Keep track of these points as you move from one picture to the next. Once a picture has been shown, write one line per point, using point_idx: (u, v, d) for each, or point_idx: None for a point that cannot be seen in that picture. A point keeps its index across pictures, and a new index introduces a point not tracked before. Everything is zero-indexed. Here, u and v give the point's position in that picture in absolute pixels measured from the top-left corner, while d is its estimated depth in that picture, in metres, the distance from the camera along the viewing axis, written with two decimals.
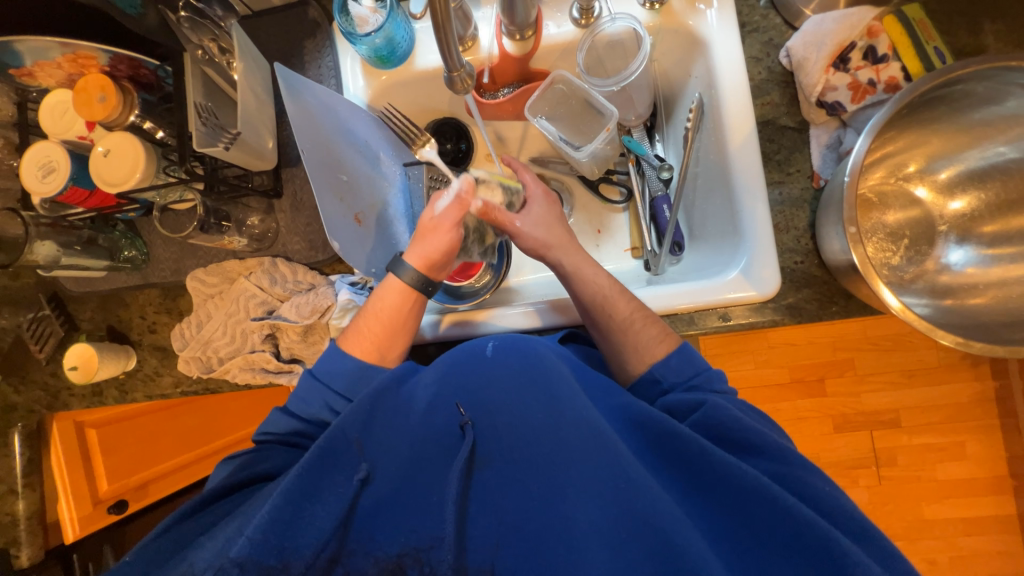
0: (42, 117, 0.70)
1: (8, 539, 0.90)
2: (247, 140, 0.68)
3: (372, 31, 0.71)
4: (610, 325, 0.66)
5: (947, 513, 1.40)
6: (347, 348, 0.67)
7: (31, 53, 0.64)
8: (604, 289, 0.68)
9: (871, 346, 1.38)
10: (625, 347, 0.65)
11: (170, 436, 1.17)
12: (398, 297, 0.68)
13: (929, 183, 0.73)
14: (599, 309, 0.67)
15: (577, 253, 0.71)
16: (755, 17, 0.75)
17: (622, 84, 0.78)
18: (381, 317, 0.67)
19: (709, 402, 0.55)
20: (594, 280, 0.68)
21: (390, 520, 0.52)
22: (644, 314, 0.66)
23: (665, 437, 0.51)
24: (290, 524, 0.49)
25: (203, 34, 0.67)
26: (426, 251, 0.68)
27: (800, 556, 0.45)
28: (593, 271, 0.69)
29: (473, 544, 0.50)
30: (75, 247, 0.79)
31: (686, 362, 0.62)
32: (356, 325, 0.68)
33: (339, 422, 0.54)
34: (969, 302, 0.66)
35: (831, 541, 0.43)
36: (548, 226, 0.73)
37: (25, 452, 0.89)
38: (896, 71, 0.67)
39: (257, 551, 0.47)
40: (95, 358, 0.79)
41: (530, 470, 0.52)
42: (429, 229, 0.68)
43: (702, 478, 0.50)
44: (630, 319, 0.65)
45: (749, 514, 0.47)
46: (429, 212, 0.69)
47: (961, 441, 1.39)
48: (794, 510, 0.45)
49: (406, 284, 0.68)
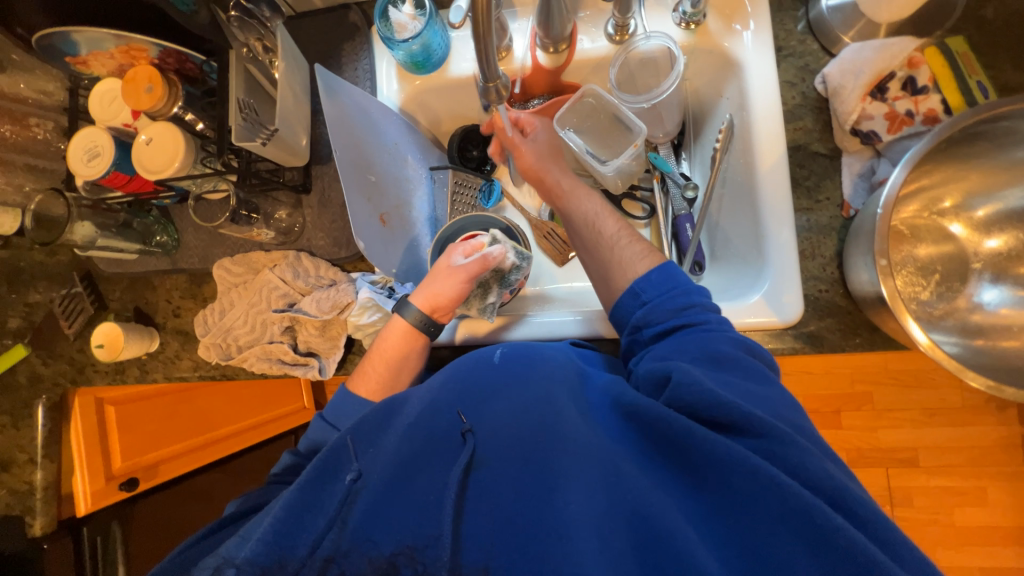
0: (93, 104, 0.73)
1: (24, 507, 0.94)
2: (283, 137, 0.70)
3: (411, 37, 0.72)
4: (596, 245, 0.69)
5: (964, 560, 1.35)
6: (354, 389, 0.70)
7: (87, 44, 0.67)
8: (587, 211, 0.72)
9: (891, 380, 1.34)
10: (611, 261, 0.66)
11: (183, 418, 1.18)
12: (401, 340, 0.70)
13: (965, 219, 0.71)
14: (589, 226, 0.70)
15: (563, 182, 0.76)
16: (791, 41, 0.75)
17: (652, 101, 0.78)
18: (385, 358, 0.69)
19: (675, 370, 0.51)
20: (579, 207, 0.73)
21: (385, 519, 0.51)
22: (629, 234, 0.68)
23: (647, 418, 0.50)
24: (293, 529, 0.51)
25: (249, 33, 0.68)
26: (434, 296, 0.70)
27: (794, 530, 0.42)
28: (580, 194, 0.74)
29: (468, 542, 0.49)
30: (110, 229, 0.82)
31: (665, 277, 0.61)
32: (364, 366, 0.71)
33: (340, 432, 0.58)
34: (1001, 343, 0.64)
35: (823, 518, 0.41)
36: (543, 151, 0.78)
37: (47, 423, 0.93)
38: (935, 103, 0.66)
39: (259, 557, 0.49)
40: (120, 338, 0.81)
41: (520, 465, 0.51)
42: (443, 275, 0.70)
43: (690, 461, 0.48)
44: (615, 236, 0.68)
45: (738, 491, 0.45)
46: (449, 259, 0.71)
47: (982, 486, 1.33)
48: (780, 481, 0.43)
49: (410, 325, 0.70)
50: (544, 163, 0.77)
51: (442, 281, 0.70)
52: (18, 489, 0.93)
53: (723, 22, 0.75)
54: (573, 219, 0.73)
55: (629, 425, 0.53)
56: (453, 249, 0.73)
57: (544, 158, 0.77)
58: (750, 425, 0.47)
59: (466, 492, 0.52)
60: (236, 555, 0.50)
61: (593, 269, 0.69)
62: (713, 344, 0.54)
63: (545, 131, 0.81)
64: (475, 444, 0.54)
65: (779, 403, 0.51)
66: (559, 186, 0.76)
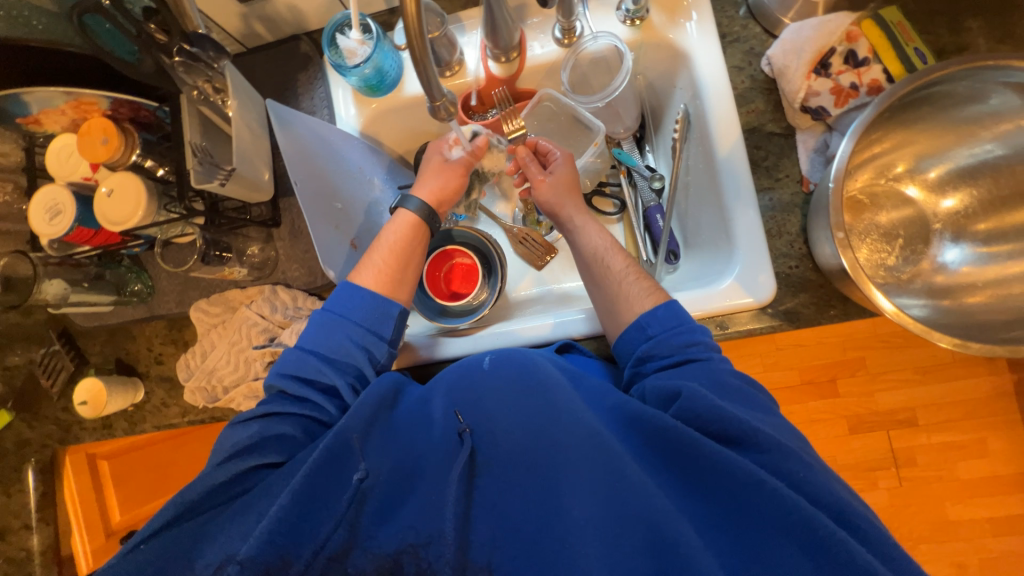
0: (49, 161, 0.73)
1: (24, 573, 0.94)
2: (242, 174, 0.69)
3: (361, 62, 0.72)
4: (606, 281, 0.70)
5: (971, 513, 1.36)
6: (359, 282, 0.69)
7: (37, 103, 0.67)
8: (604, 246, 0.73)
9: (882, 343, 1.36)
10: (617, 295, 0.67)
11: (181, 465, 1.13)
12: (407, 230, 0.74)
13: (920, 182, 0.73)
14: (600, 260, 0.72)
15: (581, 218, 0.76)
16: (735, 27, 0.77)
17: (607, 99, 0.79)
18: (394, 250, 0.72)
19: (686, 391, 0.52)
20: (596, 242, 0.74)
21: (389, 522, 0.51)
22: (636, 271, 0.69)
23: (653, 428, 0.51)
24: (295, 528, 0.49)
25: (198, 76, 0.66)
26: (436, 190, 0.77)
27: (791, 537, 0.43)
28: (597, 228, 0.75)
29: (476, 544, 0.49)
30: (82, 284, 0.82)
31: (671, 312, 0.62)
32: (369, 259, 0.72)
33: (344, 421, 0.55)
34: (967, 301, 0.65)
35: (821, 530, 0.42)
36: (558, 189, 0.78)
37: (39, 486, 0.92)
38: (877, 74, 0.67)
39: (264, 552, 0.47)
40: (103, 392, 0.81)
41: (523, 471, 0.52)
42: (441, 169, 0.78)
43: (691, 466, 0.49)
44: (624, 272, 0.69)
45: (742, 501, 0.46)
46: (442, 155, 0.79)
47: (982, 437, 1.35)
48: (782, 492, 0.44)
49: (416, 216, 0.75)
50: (559, 201, 0.77)
51: (442, 177, 0.78)
52: (15, 556, 0.94)
53: (665, 15, 0.77)
54: (585, 254, 0.74)
55: (631, 432, 0.53)
56: (439, 145, 0.79)
57: (560, 195, 0.77)
58: (755, 439, 0.49)
59: (469, 494, 0.51)
60: (239, 552, 0.47)
61: (599, 303, 0.70)
62: (718, 376, 0.56)
63: (564, 165, 0.79)
64: (473, 445, 0.54)
65: (776, 425, 0.53)
66: (579, 222, 0.76)
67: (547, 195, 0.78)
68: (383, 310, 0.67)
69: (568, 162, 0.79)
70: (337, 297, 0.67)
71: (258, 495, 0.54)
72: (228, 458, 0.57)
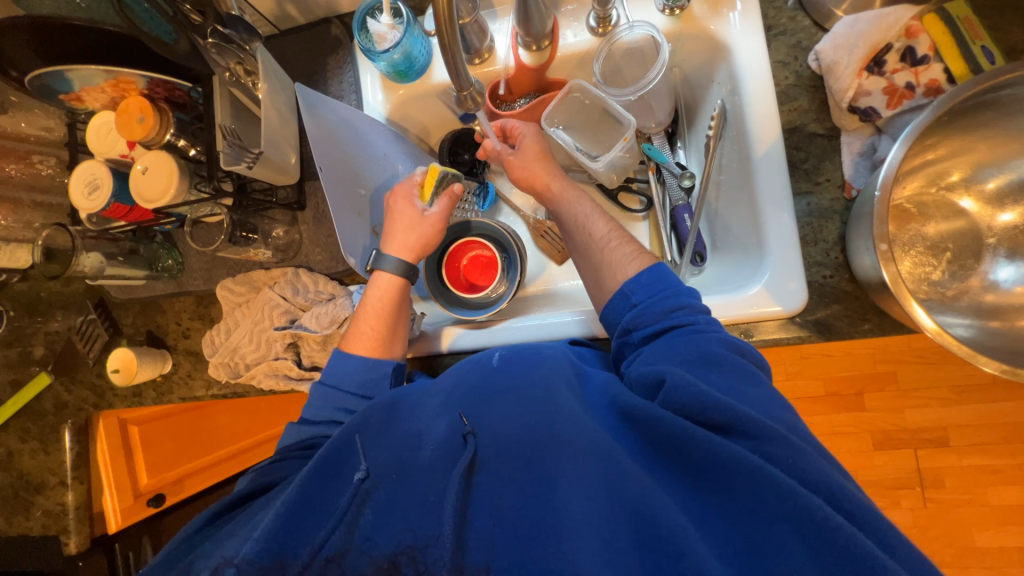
0: (90, 138, 0.75)
1: (59, 527, 0.98)
2: (270, 157, 0.70)
3: (390, 47, 0.71)
4: (588, 250, 0.68)
5: (1001, 541, 1.30)
6: (349, 352, 0.68)
7: (79, 80, 0.69)
8: (580, 213, 0.71)
9: (916, 359, 1.29)
10: (601, 264, 0.66)
11: (203, 434, 1.22)
12: (389, 290, 0.71)
13: (975, 193, 0.68)
14: (580, 228, 0.70)
15: (556, 187, 0.73)
16: (782, 19, 0.72)
17: (640, 92, 0.77)
18: (379, 315, 0.70)
19: (669, 379, 0.50)
20: (571, 212, 0.71)
21: (389, 519, 0.52)
22: (620, 235, 0.68)
23: (643, 418, 0.49)
24: (296, 528, 0.52)
25: (229, 58, 0.67)
26: (414, 245, 0.73)
27: (793, 527, 0.41)
28: (568, 199, 0.72)
29: (473, 543, 0.49)
30: (117, 258, 0.85)
31: (655, 278, 0.60)
32: (355, 326, 0.70)
33: (344, 428, 0.57)
34: (1018, 323, 0.61)
35: (812, 507, 0.41)
36: (528, 160, 0.75)
37: (75, 446, 0.96)
38: (937, 73, 0.62)
39: (262, 553, 0.50)
40: (134, 362, 0.84)
41: (518, 466, 0.51)
42: (416, 223, 0.73)
43: (686, 457, 0.47)
44: (607, 237, 0.67)
45: (738, 492, 0.44)
46: (416, 209, 0.73)
47: (1019, 464, 1.28)
48: (780, 481, 0.42)
49: (395, 275, 0.72)
50: (542, 170, 0.74)
51: (415, 230, 0.73)
52: (52, 510, 0.97)
53: (708, 5, 0.73)
54: (567, 225, 0.72)
55: (624, 423, 0.52)
56: (405, 196, 0.74)
57: (536, 163, 0.75)
58: (746, 426, 0.46)
59: (466, 493, 0.51)
60: (235, 556, 0.51)
61: (586, 274, 0.69)
62: (706, 347, 0.53)
63: (535, 137, 0.77)
64: (478, 446, 0.54)
65: (770, 403, 0.50)
66: (551, 196, 0.73)
67: (519, 174, 0.75)
68: (376, 373, 0.67)
69: (533, 134, 0.77)
70: (330, 368, 0.67)
71: (260, 504, 0.58)
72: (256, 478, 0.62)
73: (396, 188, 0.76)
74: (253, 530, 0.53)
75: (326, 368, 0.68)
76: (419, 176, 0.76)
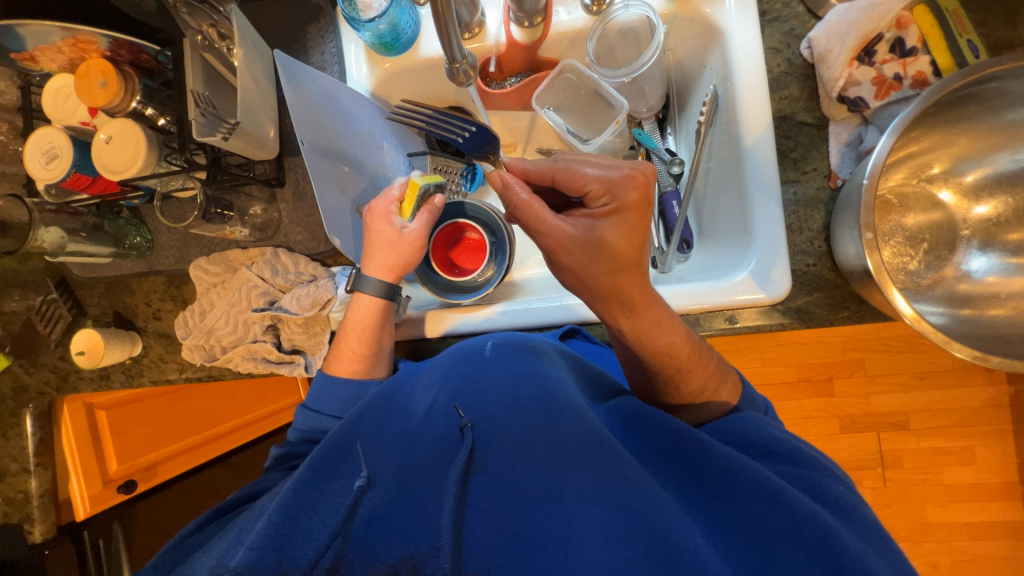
0: (46, 102, 0.70)
1: (21, 515, 0.92)
2: (247, 129, 0.66)
3: (376, 16, 0.68)
4: (669, 387, 0.62)
5: (952, 517, 1.38)
6: (333, 374, 0.70)
7: (33, 38, 0.63)
8: (678, 349, 0.59)
9: (884, 347, 1.35)
10: (680, 404, 0.63)
11: (179, 418, 1.19)
12: (370, 311, 0.70)
13: (954, 185, 0.70)
14: (671, 382, 0.61)
15: (654, 305, 0.58)
16: (775, 5, 0.72)
17: (633, 75, 0.75)
18: (358, 334, 0.69)
19: (738, 414, 0.57)
20: (667, 341, 0.59)
21: (388, 529, 0.50)
22: (714, 381, 0.62)
23: (657, 429, 0.54)
24: (290, 533, 0.49)
25: (201, 19, 0.64)
26: (392, 265, 0.70)
27: (804, 552, 0.43)
28: (664, 330, 0.59)
29: (471, 552, 0.49)
30: (80, 234, 0.79)
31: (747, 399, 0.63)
32: (338, 346, 0.70)
33: (344, 432, 0.56)
34: (989, 312, 0.64)
35: (828, 533, 0.43)
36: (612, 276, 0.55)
37: (37, 432, 0.91)
38: (924, 65, 0.63)
39: (257, 562, 0.46)
40: (100, 344, 0.79)
41: (525, 472, 0.52)
42: (393, 241, 0.69)
43: (698, 469, 0.51)
44: (701, 390, 0.61)
45: (753, 514, 0.46)
46: (397, 228, 0.69)
47: (972, 446, 1.36)
48: (796, 505, 0.45)
49: (374, 296, 0.70)
50: (630, 243, 0.55)
51: (394, 249, 0.70)
52: (14, 497, 0.92)
53: None
54: (653, 359, 0.60)
55: (633, 435, 0.56)
56: (385, 212, 0.70)
57: (632, 253, 0.56)
58: (775, 450, 0.53)
59: (465, 494, 0.51)
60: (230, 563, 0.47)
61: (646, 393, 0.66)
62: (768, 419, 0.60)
63: (615, 229, 0.55)
64: (473, 439, 0.54)
65: (801, 455, 0.53)
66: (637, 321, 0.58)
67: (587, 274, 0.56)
68: (354, 393, 0.68)
69: (612, 217, 0.55)
70: (313, 392, 0.69)
71: (247, 514, 0.56)
72: (244, 498, 0.61)
73: (372, 205, 0.71)
74: (246, 534, 0.51)
75: (310, 390, 0.69)
76: (396, 190, 0.70)
